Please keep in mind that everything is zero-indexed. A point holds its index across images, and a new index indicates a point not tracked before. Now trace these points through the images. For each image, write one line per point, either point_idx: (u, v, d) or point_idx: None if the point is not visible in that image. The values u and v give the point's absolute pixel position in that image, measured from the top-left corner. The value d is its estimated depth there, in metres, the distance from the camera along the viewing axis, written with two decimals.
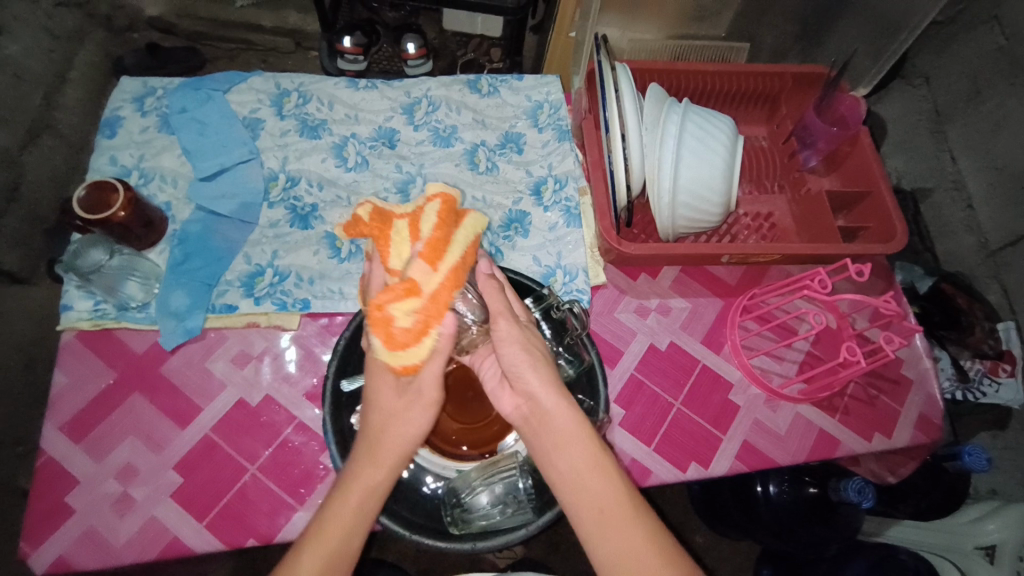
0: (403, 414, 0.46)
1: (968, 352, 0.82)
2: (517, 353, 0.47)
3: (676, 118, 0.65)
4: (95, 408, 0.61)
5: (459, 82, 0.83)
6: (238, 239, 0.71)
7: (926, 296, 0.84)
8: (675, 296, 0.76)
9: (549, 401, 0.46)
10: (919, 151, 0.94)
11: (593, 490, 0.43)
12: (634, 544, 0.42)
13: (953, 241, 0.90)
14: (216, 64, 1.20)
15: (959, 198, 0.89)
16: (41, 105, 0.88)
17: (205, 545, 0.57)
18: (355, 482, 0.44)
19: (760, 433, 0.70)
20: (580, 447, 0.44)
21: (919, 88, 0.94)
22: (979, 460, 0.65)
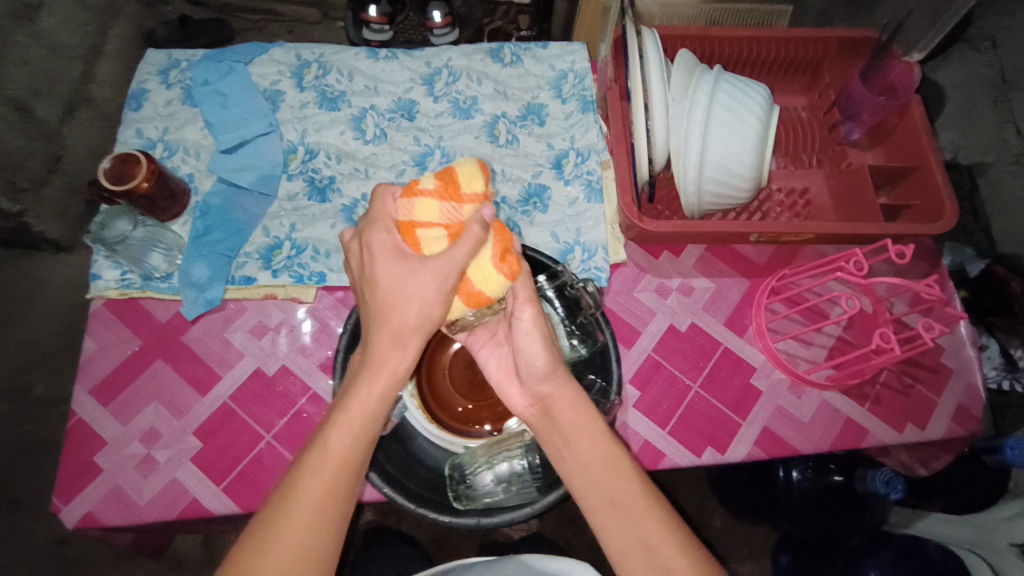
0: (416, 291, 0.45)
1: (1018, 340, 0.76)
2: (537, 352, 0.49)
3: (705, 87, 0.61)
4: (122, 374, 0.64)
5: (480, 51, 0.80)
6: (258, 212, 0.71)
7: (976, 279, 0.80)
8: (698, 276, 0.73)
9: (561, 397, 0.48)
10: (978, 123, 0.87)
11: (604, 481, 0.45)
12: (642, 525, 0.44)
13: (1012, 221, 0.84)
14: (245, 36, 1.21)
15: (1022, 176, 0.82)
16: (79, 78, 0.88)
17: (223, 508, 0.59)
18: (378, 364, 0.46)
19: (781, 420, 0.67)
20: (591, 443, 0.46)
21: (983, 53, 0.85)
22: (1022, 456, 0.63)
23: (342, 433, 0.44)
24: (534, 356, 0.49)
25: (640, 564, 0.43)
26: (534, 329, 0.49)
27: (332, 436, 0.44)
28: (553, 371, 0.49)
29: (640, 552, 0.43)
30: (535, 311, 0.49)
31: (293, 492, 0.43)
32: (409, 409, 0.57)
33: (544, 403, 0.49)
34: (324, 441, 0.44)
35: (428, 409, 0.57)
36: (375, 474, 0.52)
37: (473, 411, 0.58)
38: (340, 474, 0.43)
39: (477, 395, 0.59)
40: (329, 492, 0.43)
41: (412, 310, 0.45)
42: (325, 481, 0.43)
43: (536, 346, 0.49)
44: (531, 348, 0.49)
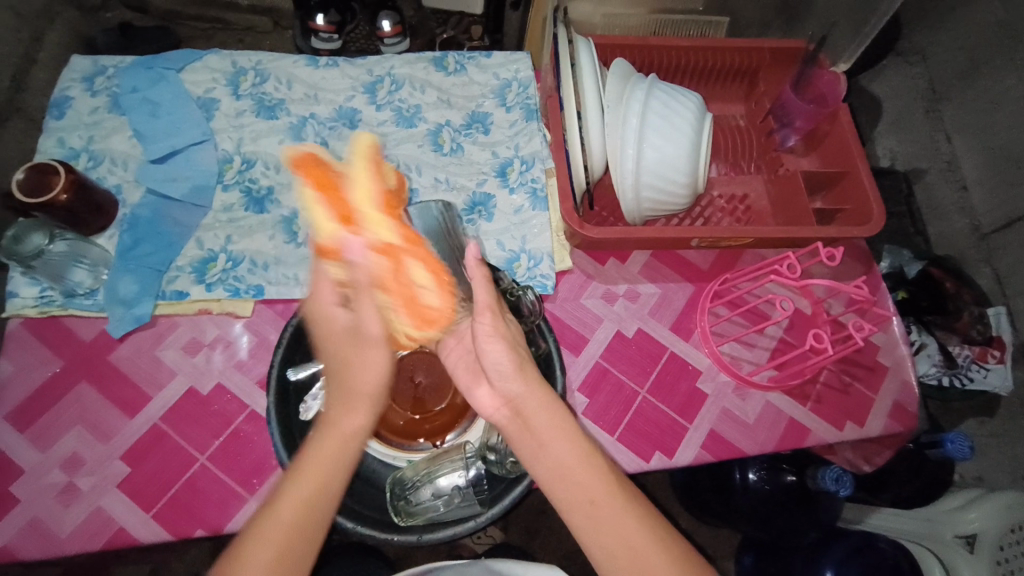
0: (361, 322, 0.48)
1: (956, 337, 0.80)
2: (502, 353, 0.46)
3: (639, 95, 0.62)
4: (40, 398, 0.60)
5: (423, 60, 0.80)
6: (191, 224, 0.69)
7: (913, 281, 0.82)
8: (644, 281, 0.74)
9: (530, 396, 0.46)
10: (911, 131, 0.91)
11: (583, 481, 0.43)
12: (622, 522, 0.42)
13: (945, 224, 0.88)
14: (192, 44, 1.16)
15: (952, 180, 0.86)
16: (9, 87, 0.77)
17: (153, 536, 0.56)
18: (331, 429, 0.45)
19: (728, 422, 0.68)
20: (566, 441, 0.45)
21: (914, 66, 0.89)
22: (961, 449, 0.64)
23: (293, 499, 0.42)
24: (498, 360, 0.47)
25: (623, 564, 0.41)
26: (496, 333, 0.47)
27: (283, 501, 0.42)
28: (523, 369, 0.47)
29: (622, 552, 0.42)
30: (500, 318, 0.47)
31: (238, 561, 0.40)
32: None
33: (515, 404, 0.46)
34: (274, 508, 0.42)
35: None
36: None
37: (416, 423, 0.57)
38: (291, 543, 0.41)
39: (420, 406, 0.57)
40: (305, 509, 0.42)
41: (363, 364, 0.46)
42: (306, 491, 0.42)
43: (499, 349, 0.46)
44: (500, 354, 0.46)
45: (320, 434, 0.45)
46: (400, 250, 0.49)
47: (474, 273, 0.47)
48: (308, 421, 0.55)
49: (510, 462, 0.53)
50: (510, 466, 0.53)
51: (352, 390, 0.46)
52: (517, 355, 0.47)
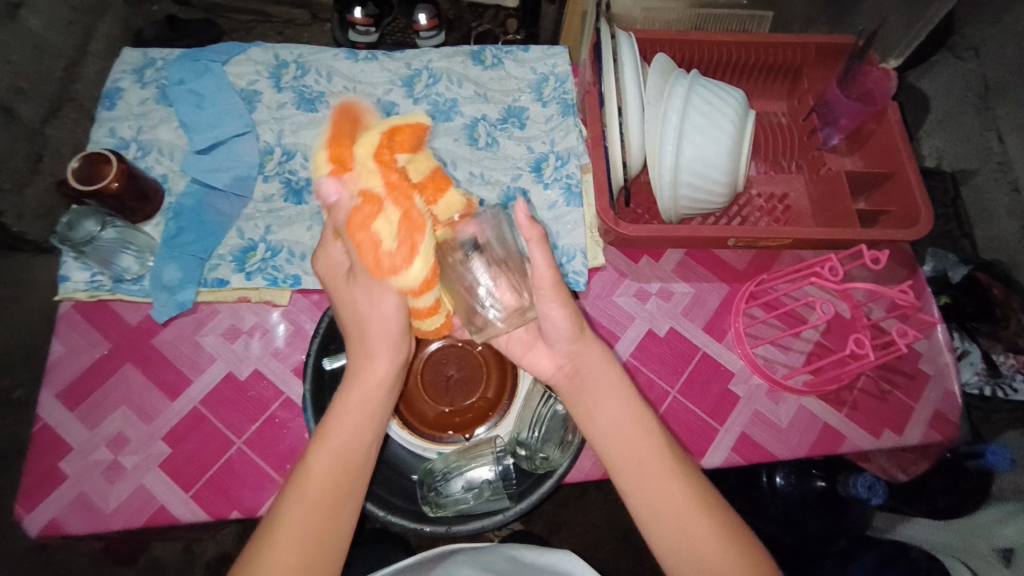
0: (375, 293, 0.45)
1: (1001, 345, 0.77)
2: (561, 318, 0.47)
3: (680, 92, 0.61)
4: (90, 378, 0.63)
5: (461, 53, 0.80)
6: (232, 213, 0.70)
7: (958, 285, 0.79)
8: (678, 280, 0.73)
9: (589, 358, 0.48)
10: (963, 129, 0.87)
11: (646, 460, 0.44)
12: (667, 482, 0.44)
13: (994, 228, 0.85)
14: (233, 36, 1.19)
15: (1004, 181, 0.82)
16: (63, 77, 0.79)
17: (191, 515, 0.58)
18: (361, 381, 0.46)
19: (760, 425, 0.67)
20: (616, 404, 0.47)
21: (968, 61, 0.85)
22: (1004, 460, 0.71)
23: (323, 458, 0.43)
24: (559, 324, 0.47)
25: (667, 522, 0.43)
26: (558, 301, 0.46)
27: (317, 453, 0.43)
28: (581, 334, 0.48)
29: (666, 511, 0.43)
30: (559, 282, 0.45)
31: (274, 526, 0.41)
32: None
33: (575, 364, 0.49)
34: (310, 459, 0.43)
35: (400, 415, 0.56)
36: None
37: (446, 415, 0.57)
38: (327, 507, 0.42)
39: (450, 398, 0.57)
40: (342, 456, 0.43)
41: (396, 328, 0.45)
42: (341, 443, 0.44)
43: (559, 315, 0.46)
44: (556, 312, 0.46)
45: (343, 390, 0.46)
46: (363, 201, 0.42)
47: (531, 233, 0.44)
48: None
49: (540, 458, 0.54)
50: (539, 462, 0.54)
51: (374, 340, 0.46)
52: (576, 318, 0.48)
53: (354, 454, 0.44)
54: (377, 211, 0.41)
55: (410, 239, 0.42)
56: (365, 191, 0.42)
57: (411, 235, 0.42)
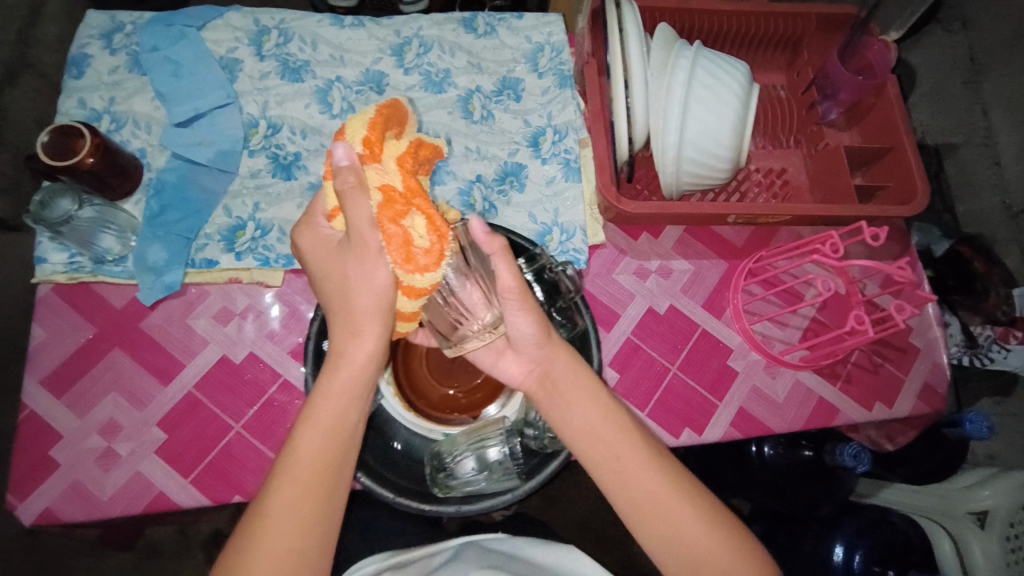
0: (361, 271, 0.42)
1: (979, 318, 0.79)
2: (526, 324, 0.46)
3: (685, 63, 0.59)
4: (76, 364, 0.60)
5: (453, 21, 0.77)
6: (218, 190, 0.67)
7: (941, 259, 0.81)
8: (677, 257, 0.72)
9: (558, 359, 0.48)
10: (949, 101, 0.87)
11: (627, 460, 0.45)
12: (647, 476, 0.45)
13: (975, 202, 0.84)
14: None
15: (987, 155, 0.82)
16: (17, 40, 0.73)
17: (191, 501, 0.57)
18: (341, 355, 0.44)
19: (757, 400, 0.68)
20: (591, 402, 0.46)
21: (956, 33, 0.85)
22: (981, 428, 0.65)
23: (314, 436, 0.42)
24: (524, 329, 0.47)
25: (648, 515, 0.44)
26: (524, 310, 0.45)
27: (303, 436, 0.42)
28: (546, 339, 0.47)
29: (647, 505, 0.44)
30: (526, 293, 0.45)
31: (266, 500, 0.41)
32: (387, 397, 0.55)
33: (545, 369, 0.48)
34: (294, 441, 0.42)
35: (405, 397, 0.56)
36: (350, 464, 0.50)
37: (451, 397, 0.57)
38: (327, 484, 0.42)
39: (455, 382, 0.57)
40: (323, 436, 0.42)
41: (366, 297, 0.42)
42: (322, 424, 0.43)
43: (524, 320, 0.46)
44: (518, 319, 0.46)
45: (331, 366, 0.44)
46: (389, 203, 0.40)
47: (492, 248, 0.44)
48: None
49: (548, 437, 0.53)
50: (546, 441, 0.53)
51: (351, 312, 0.43)
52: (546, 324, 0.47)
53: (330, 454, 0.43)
54: (399, 216, 0.40)
55: (426, 251, 0.41)
56: (386, 190, 0.40)
57: (437, 245, 0.41)
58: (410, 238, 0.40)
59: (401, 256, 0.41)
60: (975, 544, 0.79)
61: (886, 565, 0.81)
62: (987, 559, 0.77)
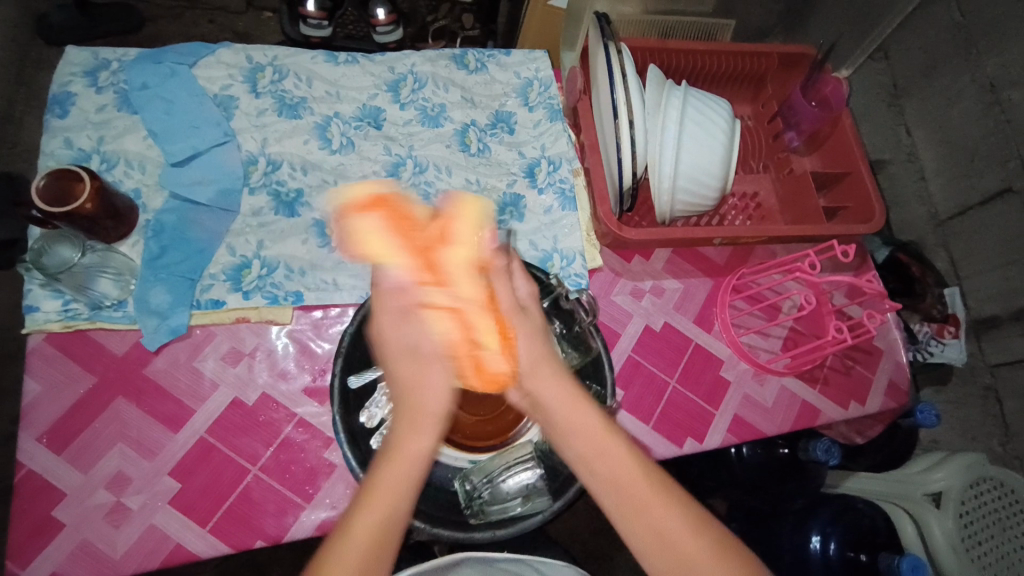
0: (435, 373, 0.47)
1: (918, 316, 0.88)
2: (521, 348, 0.48)
3: (676, 102, 0.65)
4: (74, 417, 0.57)
5: (444, 57, 0.79)
6: (219, 229, 0.66)
7: (883, 265, 0.91)
8: (668, 277, 0.77)
9: (552, 393, 0.47)
10: (876, 121, 0.97)
11: (644, 504, 0.43)
12: (649, 507, 0.43)
13: (906, 211, 0.95)
14: (159, 24, 1.14)
15: (913, 171, 0.93)
16: None
17: (211, 550, 0.55)
18: (412, 426, 0.45)
19: (749, 407, 0.73)
20: (589, 430, 0.46)
21: (876, 62, 0.94)
22: (930, 417, 0.75)
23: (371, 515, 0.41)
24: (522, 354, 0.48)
25: (652, 546, 0.43)
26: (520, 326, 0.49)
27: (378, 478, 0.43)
28: (541, 365, 0.48)
29: (651, 537, 0.43)
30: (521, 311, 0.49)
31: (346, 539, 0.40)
32: None
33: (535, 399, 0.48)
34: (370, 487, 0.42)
35: None
36: None
37: (481, 423, 0.59)
38: (382, 538, 0.41)
39: (484, 407, 0.59)
40: (399, 489, 0.42)
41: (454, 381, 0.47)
42: (402, 480, 0.43)
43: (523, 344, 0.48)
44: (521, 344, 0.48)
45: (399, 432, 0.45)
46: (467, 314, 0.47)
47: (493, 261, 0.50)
48: (373, 429, 0.55)
49: None
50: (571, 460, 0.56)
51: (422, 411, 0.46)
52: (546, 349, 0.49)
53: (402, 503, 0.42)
54: (476, 324, 0.47)
55: (510, 351, 0.48)
56: (459, 308, 0.48)
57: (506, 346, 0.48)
58: (483, 359, 0.47)
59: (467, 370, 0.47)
60: (934, 523, 0.84)
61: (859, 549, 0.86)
62: (945, 535, 0.82)
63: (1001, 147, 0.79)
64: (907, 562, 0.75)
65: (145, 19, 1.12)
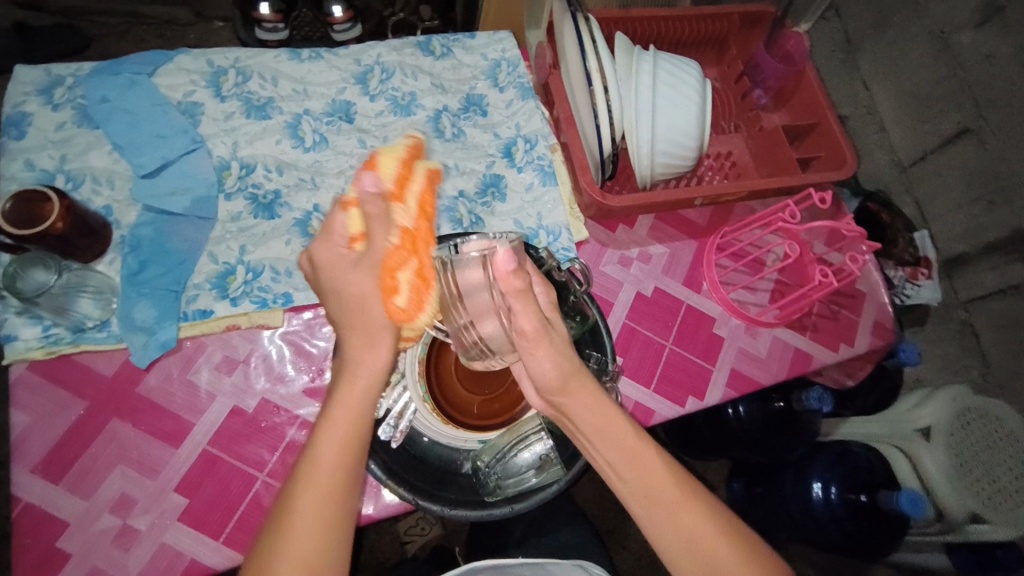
0: (369, 286, 0.44)
1: (891, 261, 0.90)
2: (547, 367, 0.45)
3: (647, 67, 0.65)
4: (69, 444, 0.55)
5: (409, 45, 0.79)
6: (199, 238, 0.65)
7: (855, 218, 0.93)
8: (654, 243, 0.78)
9: (578, 409, 0.46)
10: (836, 77, 1.00)
11: (681, 512, 0.45)
12: (678, 509, 0.45)
13: (870, 162, 0.98)
14: (103, 43, 1.10)
15: (872, 122, 0.96)
16: None
17: (227, 561, 0.54)
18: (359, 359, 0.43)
19: (745, 360, 0.75)
20: (619, 442, 0.46)
21: (830, 20, 0.99)
22: (911, 355, 0.79)
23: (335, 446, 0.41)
24: (544, 371, 0.45)
25: (679, 547, 0.45)
26: (541, 349, 0.44)
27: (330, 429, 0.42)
28: (568, 386, 0.45)
29: (677, 539, 0.45)
30: (546, 332, 0.44)
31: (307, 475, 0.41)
32: (421, 414, 0.56)
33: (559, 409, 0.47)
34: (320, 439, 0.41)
35: (440, 411, 0.57)
36: (402, 488, 0.52)
37: (485, 403, 0.59)
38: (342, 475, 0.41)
39: (488, 387, 0.59)
40: (355, 427, 0.42)
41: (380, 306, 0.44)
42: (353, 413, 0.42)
43: (544, 364, 0.45)
44: (540, 362, 0.45)
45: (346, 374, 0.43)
46: (408, 243, 0.46)
47: (510, 287, 0.43)
48: (381, 418, 0.55)
49: None
50: None
51: (369, 321, 0.44)
52: (565, 366, 0.45)
53: (358, 439, 0.42)
54: (411, 255, 0.46)
55: (421, 289, 0.46)
56: (404, 230, 0.46)
57: (420, 289, 0.46)
58: (398, 290, 0.44)
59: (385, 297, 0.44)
60: (926, 456, 0.87)
61: (859, 490, 0.88)
62: (937, 465, 0.86)
63: (955, 90, 0.81)
64: (905, 497, 0.78)
65: (90, 38, 1.09)
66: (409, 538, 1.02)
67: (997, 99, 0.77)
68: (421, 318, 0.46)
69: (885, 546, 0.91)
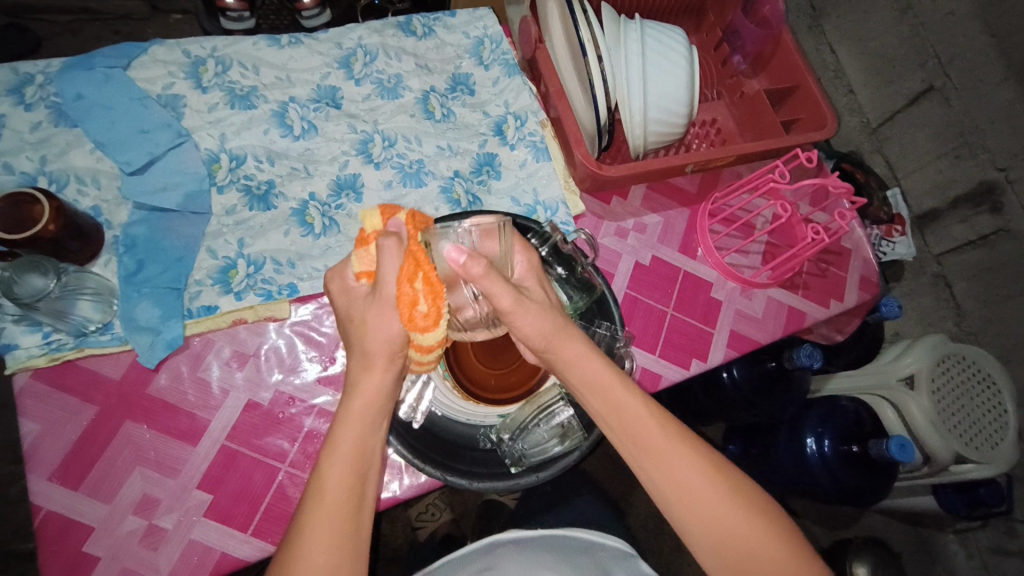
0: (379, 320, 0.45)
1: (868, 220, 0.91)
2: (532, 324, 0.46)
3: (635, 36, 0.66)
4: (83, 450, 0.54)
5: (390, 26, 0.77)
6: (195, 234, 0.63)
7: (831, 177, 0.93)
8: (648, 213, 0.80)
9: (574, 363, 0.47)
10: (803, 44, 1.03)
11: (669, 457, 0.46)
12: (664, 454, 0.46)
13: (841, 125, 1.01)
14: (55, 41, 1.05)
15: (840, 86, 0.98)
16: None
17: (258, 552, 0.55)
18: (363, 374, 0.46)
19: (742, 320, 0.77)
20: (613, 389, 0.47)
21: None
22: (892, 309, 0.86)
23: (336, 469, 0.43)
24: (534, 328, 0.46)
25: (671, 492, 0.46)
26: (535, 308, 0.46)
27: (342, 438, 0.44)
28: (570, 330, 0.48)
29: (667, 484, 0.46)
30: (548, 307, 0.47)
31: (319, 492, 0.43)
32: (442, 393, 0.57)
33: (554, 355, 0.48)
34: (332, 449, 0.44)
35: (460, 387, 0.57)
36: (429, 466, 0.53)
37: (502, 378, 0.60)
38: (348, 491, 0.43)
39: (504, 362, 0.60)
40: (361, 441, 0.45)
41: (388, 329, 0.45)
42: (357, 427, 0.45)
43: (533, 320, 0.46)
44: (528, 321, 0.46)
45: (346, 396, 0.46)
46: (412, 260, 0.44)
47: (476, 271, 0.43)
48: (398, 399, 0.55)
49: None
50: None
51: (367, 351, 0.46)
52: (558, 320, 0.47)
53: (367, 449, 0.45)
54: (417, 268, 0.43)
55: (435, 296, 0.44)
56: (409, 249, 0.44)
57: (434, 300, 0.44)
58: (415, 301, 0.43)
59: (406, 315, 0.44)
60: (914, 406, 0.90)
61: (851, 441, 0.92)
62: (924, 413, 0.89)
63: (918, 51, 0.84)
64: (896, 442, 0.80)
65: (41, 38, 1.04)
66: (421, 523, 1.03)
67: (959, 55, 0.80)
68: (436, 331, 0.45)
69: (876, 491, 0.94)
